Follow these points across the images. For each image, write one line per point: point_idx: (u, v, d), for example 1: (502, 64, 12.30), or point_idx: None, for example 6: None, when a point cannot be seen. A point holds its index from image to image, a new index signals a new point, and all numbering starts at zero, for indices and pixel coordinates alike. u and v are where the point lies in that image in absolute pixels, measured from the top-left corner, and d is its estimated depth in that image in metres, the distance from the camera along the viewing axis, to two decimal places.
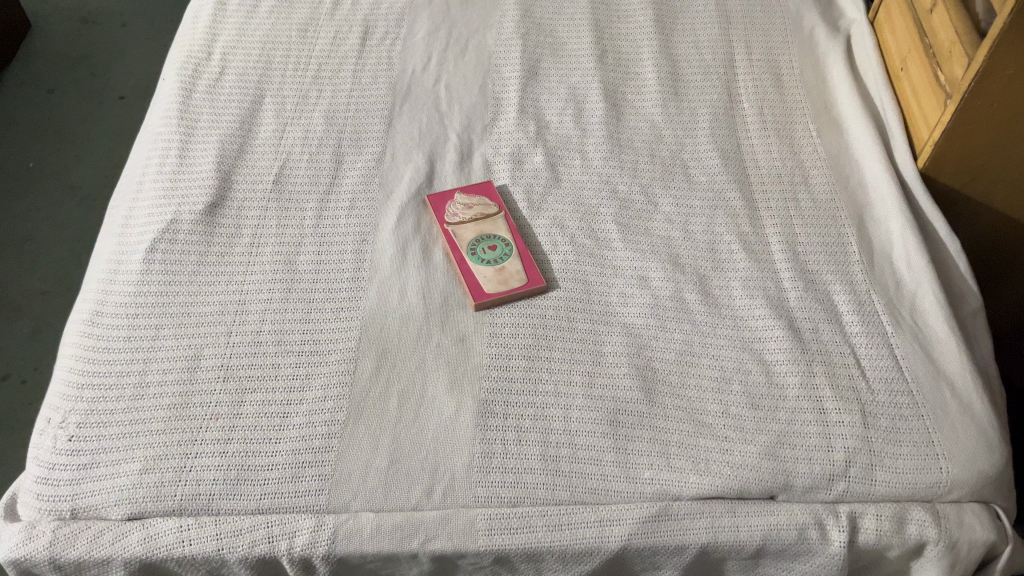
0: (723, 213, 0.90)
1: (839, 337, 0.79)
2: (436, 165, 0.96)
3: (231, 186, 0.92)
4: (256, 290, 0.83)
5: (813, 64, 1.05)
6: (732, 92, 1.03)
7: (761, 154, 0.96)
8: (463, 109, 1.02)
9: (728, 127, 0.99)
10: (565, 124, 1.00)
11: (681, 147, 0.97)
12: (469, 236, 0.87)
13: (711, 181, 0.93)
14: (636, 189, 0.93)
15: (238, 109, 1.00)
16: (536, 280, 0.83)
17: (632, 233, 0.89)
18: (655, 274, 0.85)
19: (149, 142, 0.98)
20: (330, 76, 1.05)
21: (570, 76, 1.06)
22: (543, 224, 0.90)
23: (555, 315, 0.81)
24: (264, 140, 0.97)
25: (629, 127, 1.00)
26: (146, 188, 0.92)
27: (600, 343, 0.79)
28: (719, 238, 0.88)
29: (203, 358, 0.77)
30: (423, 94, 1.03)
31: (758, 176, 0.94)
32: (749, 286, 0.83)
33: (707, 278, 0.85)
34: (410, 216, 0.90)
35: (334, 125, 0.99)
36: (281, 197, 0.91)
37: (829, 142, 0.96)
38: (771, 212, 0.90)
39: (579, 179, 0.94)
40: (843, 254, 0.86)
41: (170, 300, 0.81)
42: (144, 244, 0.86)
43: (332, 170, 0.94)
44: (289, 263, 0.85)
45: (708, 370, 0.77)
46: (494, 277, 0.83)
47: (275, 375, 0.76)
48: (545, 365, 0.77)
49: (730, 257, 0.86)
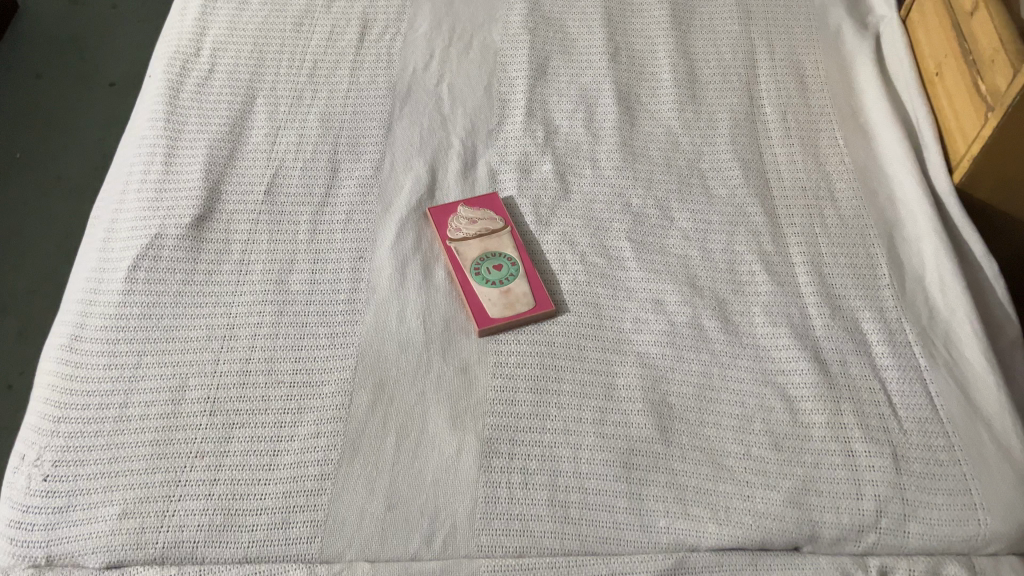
0: (743, 230, 0.84)
1: (868, 371, 0.74)
2: (438, 175, 0.90)
3: (221, 196, 0.86)
4: (245, 313, 0.77)
5: (839, 66, 0.99)
6: (753, 96, 0.96)
7: (784, 165, 0.90)
8: (467, 112, 0.96)
9: (749, 135, 0.93)
10: (575, 130, 0.94)
11: (699, 155, 0.91)
12: (473, 254, 0.82)
13: (731, 195, 0.87)
14: (651, 201, 0.87)
15: (228, 111, 0.94)
16: (543, 304, 0.78)
17: (646, 252, 0.83)
18: (672, 297, 0.80)
19: (133, 147, 0.92)
20: (326, 76, 0.99)
21: (581, 76, 0.99)
22: (551, 240, 0.84)
23: (564, 343, 0.76)
24: (256, 146, 0.91)
25: (643, 133, 0.94)
26: (129, 197, 0.86)
27: (612, 374, 0.74)
28: (740, 258, 0.82)
29: (188, 389, 0.73)
30: (424, 95, 0.97)
31: (780, 189, 0.88)
32: (772, 312, 0.78)
33: (727, 302, 0.79)
34: (409, 231, 0.85)
35: (330, 130, 0.93)
36: (273, 210, 0.86)
37: (857, 152, 0.91)
38: (795, 228, 0.85)
39: (590, 191, 0.89)
40: (872, 278, 0.80)
41: (155, 324, 0.76)
42: (126, 260, 0.80)
43: (328, 180, 0.89)
44: (281, 283, 0.80)
45: (728, 406, 0.72)
46: (499, 300, 0.78)
47: (265, 409, 0.72)
48: (554, 399, 0.73)
49: (751, 279, 0.81)
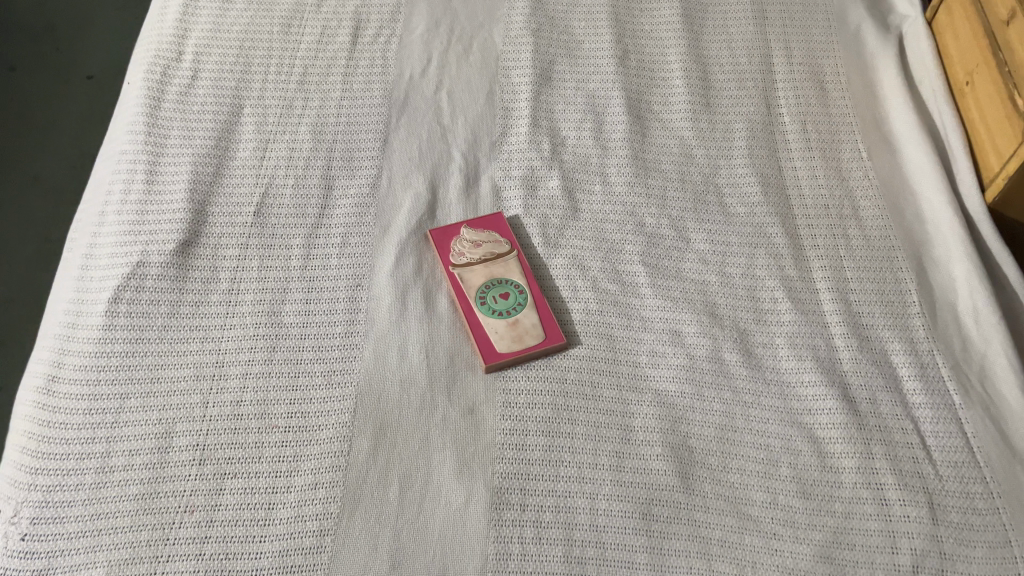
0: (764, 252, 0.80)
1: (899, 409, 0.70)
2: (438, 192, 0.85)
3: (207, 218, 0.81)
4: (236, 350, 0.73)
5: (861, 70, 0.93)
6: (771, 103, 0.91)
7: (805, 180, 0.85)
8: (468, 122, 0.90)
9: (767, 147, 0.88)
10: (583, 141, 0.89)
11: (714, 169, 0.86)
12: (477, 281, 0.77)
13: (749, 214, 0.83)
14: (665, 221, 0.82)
15: (213, 123, 0.88)
16: (553, 336, 0.73)
17: (662, 277, 0.78)
18: (690, 327, 0.75)
19: (112, 162, 0.86)
20: (316, 83, 0.93)
21: (588, 82, 0.94)
22: (560, 264, 0.79)
23: (577, 380, 0.72)
24: (244, 162, 0.85)
25: (656, 145, 0.89)
26: (109, 219, 0.80)
27: (629, 415, 0.70)
28: (761, 283, 0.78)
29: (175, 436, 0.68)
30: (422, 104, 0.92)
31: (801, 207, 0.83)
32: (796, 344, 0.74)
33: (749, 333, 0.75)
34: (409, 256, 0.80)
35: (322, 143, 0.88)
36: (263, 233, 0.80)
37: (882, 165, 0.86)
38: (818, 250, 0.80)
39: (601, 210, 0.83)
40: (901, 305, 0.76)
41: (138, 363, 0.71)
42: (107, 291, 0.75)
43: (322, 198, 0.83)
44: (273, 315, 0.75)
45: (752, 449, 0.68)
46: (507, 332, 0.73)
47: (259, 457, 0.67)
48: (567, 443, 0.68)
49: (773, 307, 0.76)
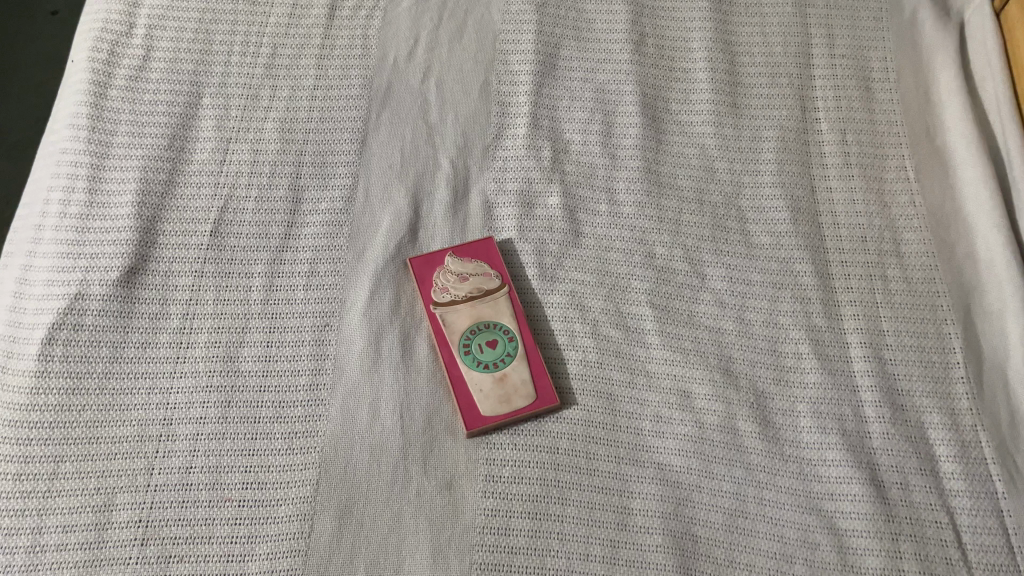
0: (789, 295, 0.70)
1: (933, 497, 0.62)
2: (422, 208, 0.75)
3: (158, 239, 0.71)
4: (186, 405, 0.64)
5: (914, 67, 0.80)
6: (806, 106, 0.79)
7: (841, 205, 0.74)
8: (458, 121, 0.79)
9: (800, 162, 0.76)
10: (589, 148, 0.78)
11: (737, 189, 0.76)
12: (461, 324, 0.68)
13: (775, 246, 0.72)
14: (678, 252, 0.72)
15: (168, 116, 0.77)
16: (546, 396, 0.65)
17: (672, 323, 0.69)
18: (701, 387, 0.66)
19: (49, 161, 0.75)
20: (286, 67, 0.80)
21: (598, 72, 0.82)
22: (557, 303, 0.70)
23: (570, 450, 0.63)
24: (201, 168, 0.75)
25: (672, 155, 0.77)
26: (45, 236, 0.70)
27: (627, 495, 0.62)
28: (784, 334, 0.68)
29: (116, 510, 0.60)
30: (407, 97, 0.80)
31: (835, 239, 0.73)
32: (820, 412, 0.65)
33: (768, 397, 0.66)
34: (386, 290, 0.70)
35: (291, 144, 0.77)
36: (221, 258, 0.71)
37: (931, 189, 0.74)
38: (852, 294, 0.70)
39: (605, 235, 0.73)
40: (943, 368, 0.66)
41: (74, 419, 0.63)
42: (40, 329, 0.65)
43: (289, 215, 0.73)
44: (229, 362, 0.66)
45: (763, 542, 0.60)
46: (493, 391, 0.65)
47: (208, 538, 0.60)
48: (555, 529, 0.61)
49: (796, 365, 0.67)
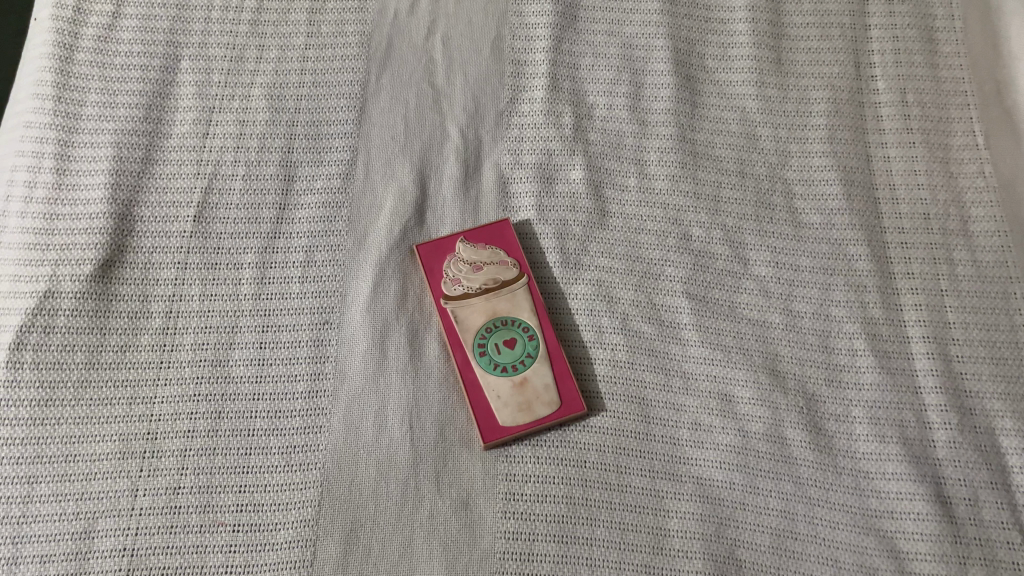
0: (842, 283, 0.62)
1: (1005, 515, 0.55)
2: (429, 186, 0.67)
3: (135, 227, 0.63)
4: (172, 416, 0.58)
5: (982, 14, 0.71)
6: (861, 61, 0.70)
7: (900, 176, 0.66)
8: (467, 84, 0.70)
9: (855, 127, 0.68)
10: (615, 113, 0.69)
11: (783, 159, 0.67)
12: (475, 320, 0.61)
13: (825, 226, 0.65)
14: (717, 233, 0.65)
15: (142, 83, 0.68)
16: (571, 402, 0.58)
17: (710, 316, 0.62)
18: (744, 390, 0.59)
19: (12, 136, 0.66)
20: (274, 23, 0.71)
21: (624, 23, 0.72)
22: (581, 293, 0.63)
23: (598, 463, 0.57)
24: (182, 143, 0.67)
25: (708, 121, 0.69)
26: (10, 224, 0.63)
27: (663, 514, 0.56)
28: (836, 328, 0.61)
29: (98, 537, 0.54)
30: (409, 56, 0.71)
31: (894, 216, 0.65)
32: (878, 417, 0.58)
33: (819, 400, 0.59)
34: (390, 282, 0.63)
35: (281, 114, 0.68)
36: (207, 247, 0.63)
37: (1002, 157, 0.66)
38: (913, 280, 0.62)
39: (635, 215, 0.65)
40: (1015, 366, 0.59)
41: (49, 434, 0.57)
42: (7, 332, 0.59)
43: (281, 196, 0.66)
44: (219, 366, 0.60)
45: (815, 566, 0.55)
46: (513, 398, 0.58)
47: (201, 567, 0.54)
48: (584, 553, 0.55)
49: (850, 363, 0.60)
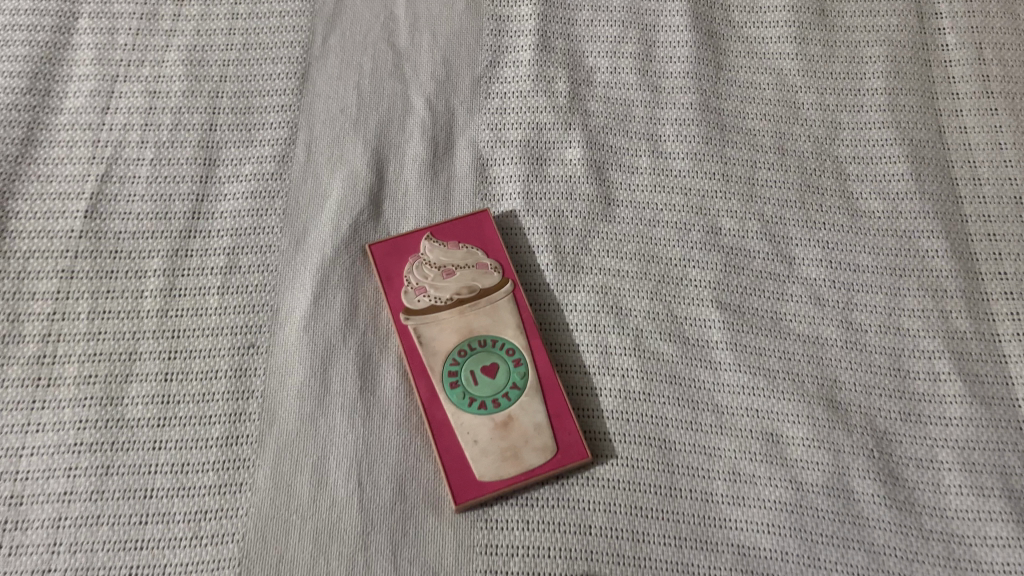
0: (914, 287, 0.49)
1: None
2: (388, 170, 0.53)
3: (9, 225, 0.50)
4: (43, 475, 0.44)
5: None
6: (925, 11, 0.56)
7: (981, 151, 0.52)
8: (436, 43, 0.56)
9: (921, 92, 0.54)
10: (621, 78, 0.56)
11: (832, 131, 0.54)
12: (446, 340, 0.46)
13: (889, 215, 0.51)
14: (752, 226, 0.51)
15: (27, 45, 0.54)
16: (570, 448, 0.44)
17: (749, 332, 0.48)
18: (796, 428, 0.45)
19: None
20: None
21: None
22: (582, 304, 0.49)
23: (608, 528, 0.43)
24: (75, 120, 0.53)
25: (737, 86, 0.55)
26: None
27: None
28: (911, 345, 0.48)
29: None
30: (364, 11, 0.57)
31: (976, 202, 0.51)
32: (972, 463, 0.45)
33: (894, 440, 0.45)
34: (336, 292, 0.49)
35: (203, 83, 0.54)
36: (102, 250, 0.49)
37: None
38: (1006, 283, 0.49)
39: (649, 204, 0.52)
40: None
41: None
42: None
43: (199, 184, 0.52)
44: (111, 406, 0.46)
45: None
46: (494, 443, 0.44)
47: None
48: None
49: (932, 392, 0.46)
